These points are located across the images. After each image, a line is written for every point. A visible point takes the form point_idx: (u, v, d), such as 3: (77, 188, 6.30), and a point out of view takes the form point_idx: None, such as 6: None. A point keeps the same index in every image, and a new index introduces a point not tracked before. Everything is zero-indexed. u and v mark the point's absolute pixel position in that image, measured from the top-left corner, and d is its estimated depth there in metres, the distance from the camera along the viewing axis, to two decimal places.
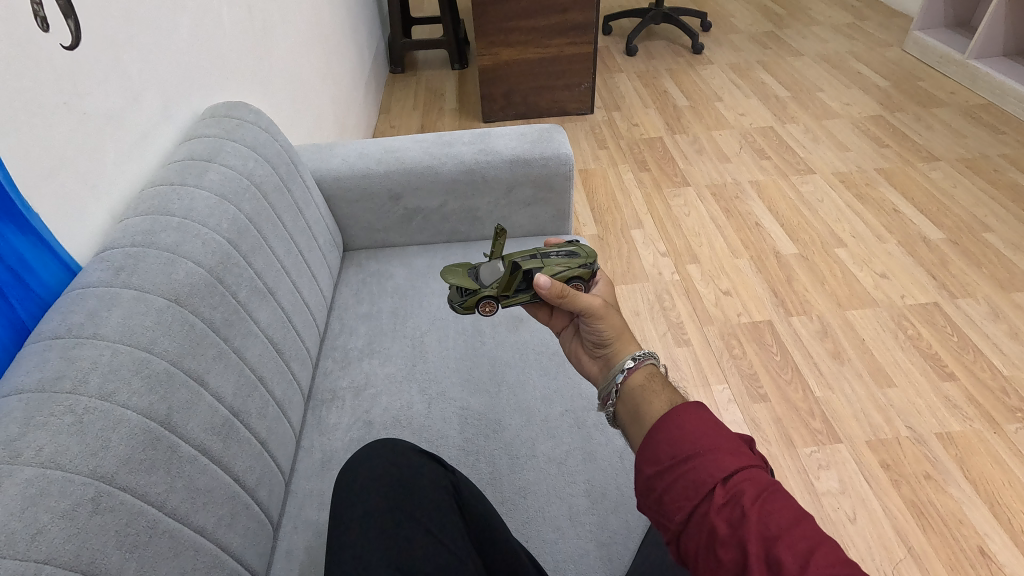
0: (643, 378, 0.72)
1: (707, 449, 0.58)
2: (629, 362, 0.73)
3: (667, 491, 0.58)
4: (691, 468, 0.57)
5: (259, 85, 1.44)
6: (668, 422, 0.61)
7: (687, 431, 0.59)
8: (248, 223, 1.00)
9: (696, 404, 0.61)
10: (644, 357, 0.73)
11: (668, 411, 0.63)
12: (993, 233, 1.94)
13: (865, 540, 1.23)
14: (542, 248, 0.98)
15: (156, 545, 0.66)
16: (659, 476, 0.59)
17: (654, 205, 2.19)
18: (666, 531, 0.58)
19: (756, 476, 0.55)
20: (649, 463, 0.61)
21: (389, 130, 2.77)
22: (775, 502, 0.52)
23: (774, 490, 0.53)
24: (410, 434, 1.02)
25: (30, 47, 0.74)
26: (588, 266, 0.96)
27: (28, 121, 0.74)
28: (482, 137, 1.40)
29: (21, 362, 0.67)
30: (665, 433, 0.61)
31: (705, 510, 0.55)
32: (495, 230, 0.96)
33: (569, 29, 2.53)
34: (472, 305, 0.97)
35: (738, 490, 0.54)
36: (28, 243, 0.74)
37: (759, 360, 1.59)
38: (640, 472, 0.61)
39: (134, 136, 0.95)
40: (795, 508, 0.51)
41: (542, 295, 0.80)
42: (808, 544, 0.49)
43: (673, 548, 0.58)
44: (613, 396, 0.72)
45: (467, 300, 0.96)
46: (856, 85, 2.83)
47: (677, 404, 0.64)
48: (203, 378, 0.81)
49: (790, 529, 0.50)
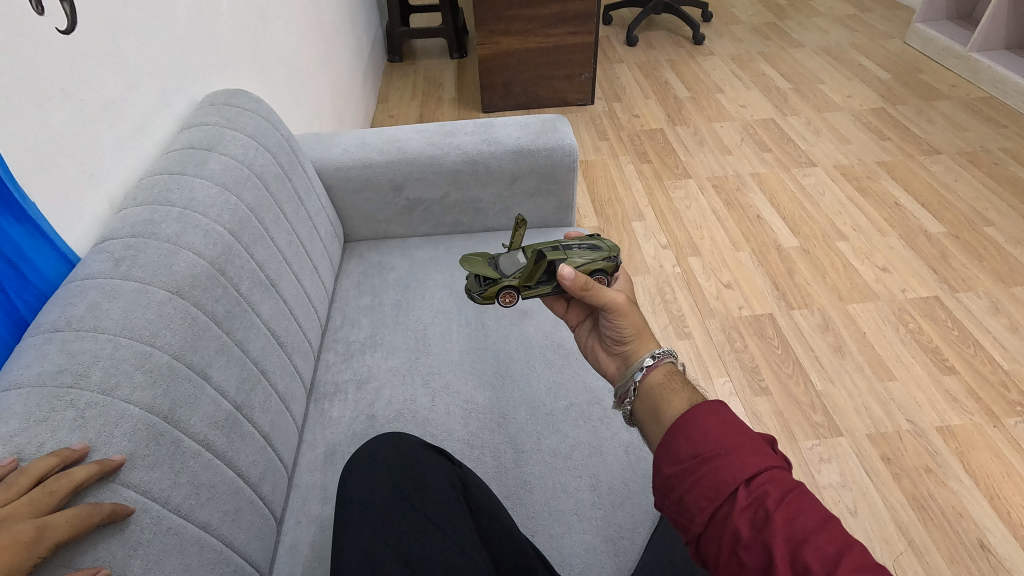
0: (661, 376, 0.71)
1: (729, 448, 0.57)
2: (648, 360, 0.72)
3: (687, 492, 0.57)
4: (712, 469, 0.56)
5: (257, 72, 1.42)
6: (688, 421, 0.60)
7: (708, 431, 0.59)
8: (249, 213, 0.98)
9: (715, 402, 0.61)
10: (664, 355, 0.73)
11: (686, 410, 0.62)
12: (993, 226, 1.94)
13: (865, 533, 1.23)
14: (563, 240, 0.98)
15: (160, 542, 0.65)
16: (678, 476, 0.58)
17: (655, 197, 2.17)
18: (686, 532, 0.57)
19: (779, 477, 0.54)
20: (668, 462, 0.60)
21: (387, 120, 2.74)
22: (801, 505, 0.52)
23: (799, 492, 0.53)
24: (414, 427, 1.01)
25: (23, 28, 0.72)
26: (611, 259, 0.95)
27: (23, 107, 0.72)
28: (485, 127, 1.38)
29: (20, 355, 0.66)
30: (685, 433, 0.60)
31: (727, 512, 0.54)
32: (516, 221, 0.96)
33: (569, 18, 2.50)
34: (492, 295, 0.95)
35: (761, 492, 0.53)
36: (26, 235, 0.72)
37: (761, 353, 1.59)
38: (658, 471, 0.61)
39: (132, 124, 0.93)
40: (821, 511, 0.51)
41: (565, 288, 0.77)
42: (836, 547, 0.48)
43: (693, 548, 0.57)
44: (630, 394, 0.72)
45: (488, 289, 0.95)
46: (857, 77, 2.82)
47: (695, 403, 0.64)
48: (205, 372, 0.79)
49: (817, 534, 0.49)
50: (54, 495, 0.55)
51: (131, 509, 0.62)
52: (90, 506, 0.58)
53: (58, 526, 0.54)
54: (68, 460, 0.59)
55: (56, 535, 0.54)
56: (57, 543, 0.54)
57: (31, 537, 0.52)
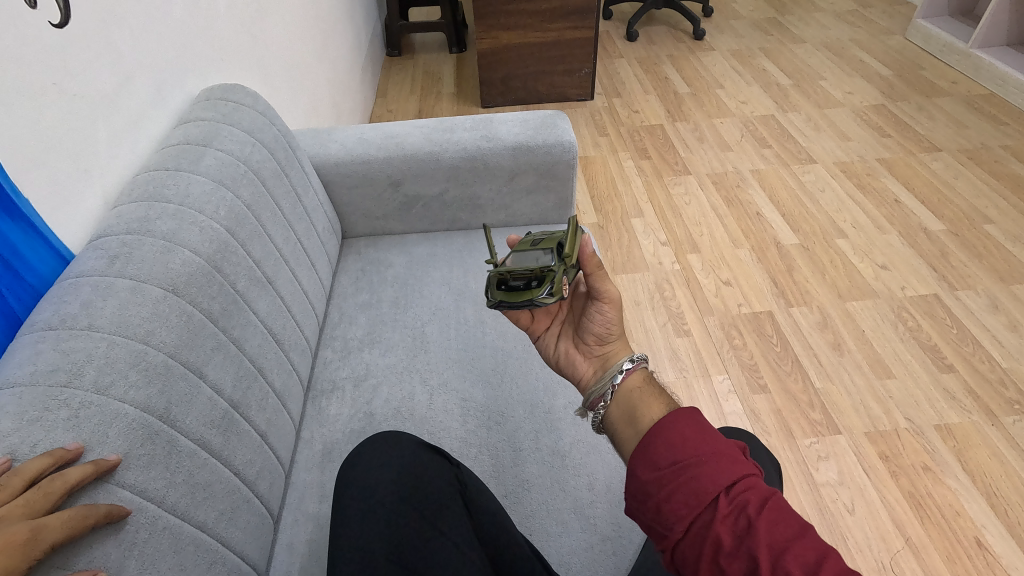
0: (639, 381, 0.70)
1: (708, 455, 0.56)
2: (627, 363, 0.71)
3: (666, 500, 0.56)
4: (692, 476, 0.56)
5: (255, 66, 1.41)
6: (665, 427, 0.59)
7: (685, 437, 0.58)
8: (245, 210, 0.97)
9: (691, 409, 0.60)
10: (639, 361, 0.71)
11: (661, 417, 0.61)
12: (993, 224, 1.93)
13: (864, 531, 1.23)
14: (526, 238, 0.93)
15: (155, 543, 0.64)
16: (656, 483, 0.57)
17: (655, 194, 2.16)
18: (663, 540, 0.56)
19: (757, 484, 0.55)
20: (645, 467, 0.59)
21: (387, 115, 2.73)
22: (780, 512, 0.52)
23: (776, 499, 0.53)
24: (412, 425, 1.01)
25: (15, 22, 0.71)
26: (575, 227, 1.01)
27: (16, 102, 0.71)
28: (483, 123, 1.37)
29: (14, 354, 0.65)
30: (663, 439, 0.59)
31: (707, 519, 0.54)
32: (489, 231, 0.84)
33: (570, 13, 2.48)
34: (560, 289, 0.78)
35: (742, 500, 0.53)
36: (20, 232, 0.71)
37: (759, 351, 1.59)
38: (634, 476, 0.59)
39: (127, 119, 0.92)
40: (799, 518, 0.51)
41: (585, 257, 0.79)
42: (815, 555, 0.49)
43: (668, 556, 0.56)
44: (607, 397, 0.69)
45: (555, 284, 0.78)
46: (858, 73, 2.81)
47: (672, 409, 0.63)
48: (201, 371, 0.79)
49: (798, 541, 0.50)
50: (49, 497, 0.55)
51: (127, 510, 0.62)
52: (85, 507, 0.58)
53: (53, 527, 0.54)
54: (63, 460, 0.59)
55: (52, 537, 0.54)
56: (53, 544, 0.54)
57: (27, 539, 0.52)
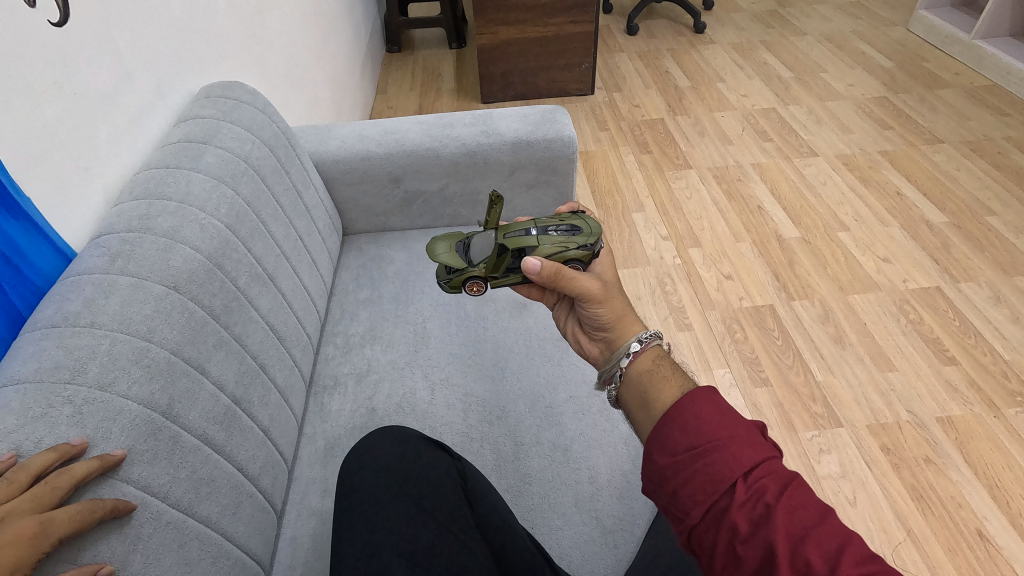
0: (649, 361, 0.71)
1: (726, 440, 0.56)
2: (635, 345, 0.72)
3: (682, 485, 0.57)
4: (711, 462, 0.56)
5: (253, 61, 1.40)
6: (682, 411, 0.60)
7: (703, 420, 0.58)
8: (246, 207, 0.98)
9: (710, 390, 0.60)
10: (651, 338, 0.72)
11: (678, 400, 0.61)
12: (996, 216, 1.93)
13: (865, 523, 1.24)
14: (541, 219, 0.91)
15: (160, 537, 0.65)
16: (672, 468, 0.58)
17: (656, 188, 2.16)
18: (679, 523, 0.57)
19: (777, 469, 0.54)
20: (662, 452, 0.59)
21: (387, 111, 2.73)
22: (800, 498, 0.52)
23: (797, 484, 0.53)
24: (413, 420, 1.01)
25: (13, 19, 0.70)
26: (588, 246, 0.89)
27: (17, 102, 0.71)
28: (483, 118, 1.37)
29: (17, 352, 0.65)
30: (680, 423, 0.59)
31: (725, 506, 0.54)
32: (489, 199, 0.87)
33: (569, 7, 2.47)
34: (459, 283, 0.93)
35: (760, 486, 0.53)
36: (23, 231, 0.71)
37: (761, 344, 1.59)
38: (651, 461, 0.60)
39: (127, 117, 0.93)
40: (819, 504, 0.51)
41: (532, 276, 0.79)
42: (836, 541, 0.48)
43: (684, 539, 0.57)
44: (616, 379, 0.71)
45: (454, 280, 0.93)
46: (860, 65, 2.79)
47: (686, 390, 0.63)
48: (203, 367, 0.79)
49: (818, 528, 0.49)
50: (56, 492, 0.56)
51: (132, 505, 0.63)
52: (91, 501, 0.58)
53: (62, 520, 0.55)
54: (67, 455, 0.59)
55: (59, 530, 0.55)
56: (63, 537, 0.55)
57: (35, 532, 0.53)
